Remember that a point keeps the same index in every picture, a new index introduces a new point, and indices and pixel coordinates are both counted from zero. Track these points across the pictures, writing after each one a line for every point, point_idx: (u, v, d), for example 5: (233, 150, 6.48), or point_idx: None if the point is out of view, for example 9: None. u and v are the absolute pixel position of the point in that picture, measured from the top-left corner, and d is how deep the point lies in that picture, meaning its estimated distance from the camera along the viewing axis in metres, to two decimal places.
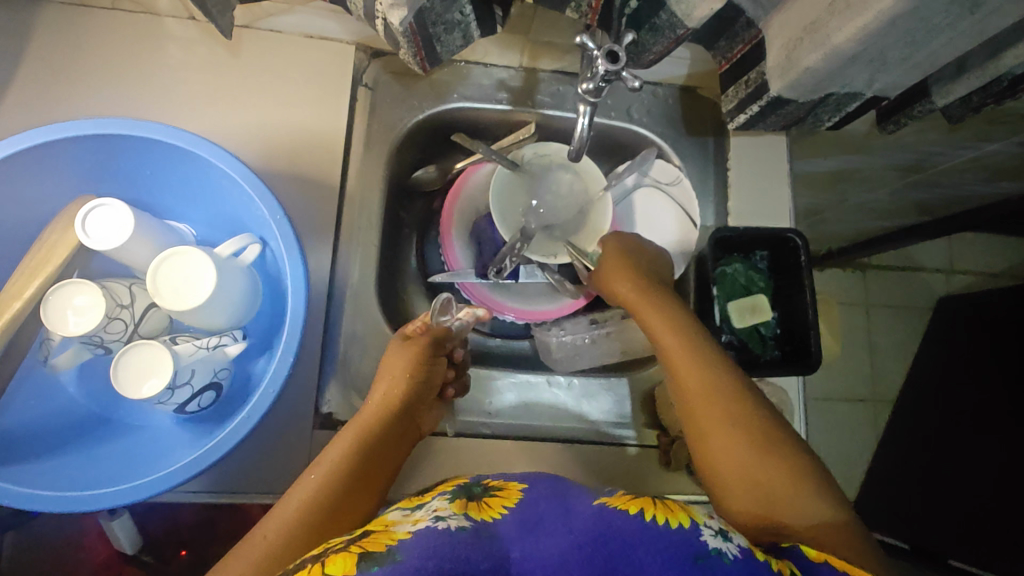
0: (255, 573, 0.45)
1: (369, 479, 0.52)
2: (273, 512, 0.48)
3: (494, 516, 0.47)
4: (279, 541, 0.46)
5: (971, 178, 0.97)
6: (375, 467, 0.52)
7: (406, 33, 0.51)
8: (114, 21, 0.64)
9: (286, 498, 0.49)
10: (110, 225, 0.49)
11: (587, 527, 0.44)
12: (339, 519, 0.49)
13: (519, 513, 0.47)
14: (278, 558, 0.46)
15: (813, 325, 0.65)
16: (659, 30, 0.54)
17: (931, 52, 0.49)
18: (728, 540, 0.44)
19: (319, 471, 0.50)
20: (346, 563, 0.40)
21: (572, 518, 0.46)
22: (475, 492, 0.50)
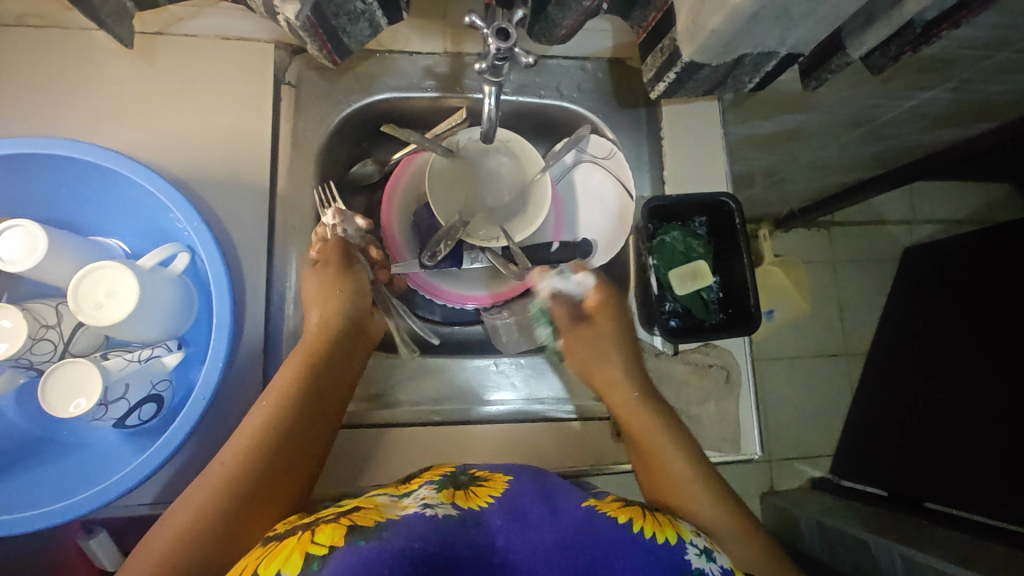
0: (212, 496, 0.51)
1: (320, 403, 0.58)
2: (230, 442, 0.54)
3: (480, 505, 0.48)
4: (232, 476, 0.52)
5: (914, 127, 0.99)
6: (323, 394, 0.58)
7: (306, 28, 0.51)
8: (21, 38, 0.62)
9: (236, 432, 0.55)
10: (22, 247, 0.49)
11: (573, 526, 0.46)
12: (292, 444, 0.55)
13: (506, 503, 0.49)
14: (235, 477, 0.52)
15: (751, 287, 0.66)
16: (565, 5, 0.54)
17: (834, 4, 0.49)
18: (711, 560, 0.47)
19: (264, 407, 0.55)
20: (335, 534, 0.42)
21: (559, 517, 0.48)
22: (462, 481, 0.52)
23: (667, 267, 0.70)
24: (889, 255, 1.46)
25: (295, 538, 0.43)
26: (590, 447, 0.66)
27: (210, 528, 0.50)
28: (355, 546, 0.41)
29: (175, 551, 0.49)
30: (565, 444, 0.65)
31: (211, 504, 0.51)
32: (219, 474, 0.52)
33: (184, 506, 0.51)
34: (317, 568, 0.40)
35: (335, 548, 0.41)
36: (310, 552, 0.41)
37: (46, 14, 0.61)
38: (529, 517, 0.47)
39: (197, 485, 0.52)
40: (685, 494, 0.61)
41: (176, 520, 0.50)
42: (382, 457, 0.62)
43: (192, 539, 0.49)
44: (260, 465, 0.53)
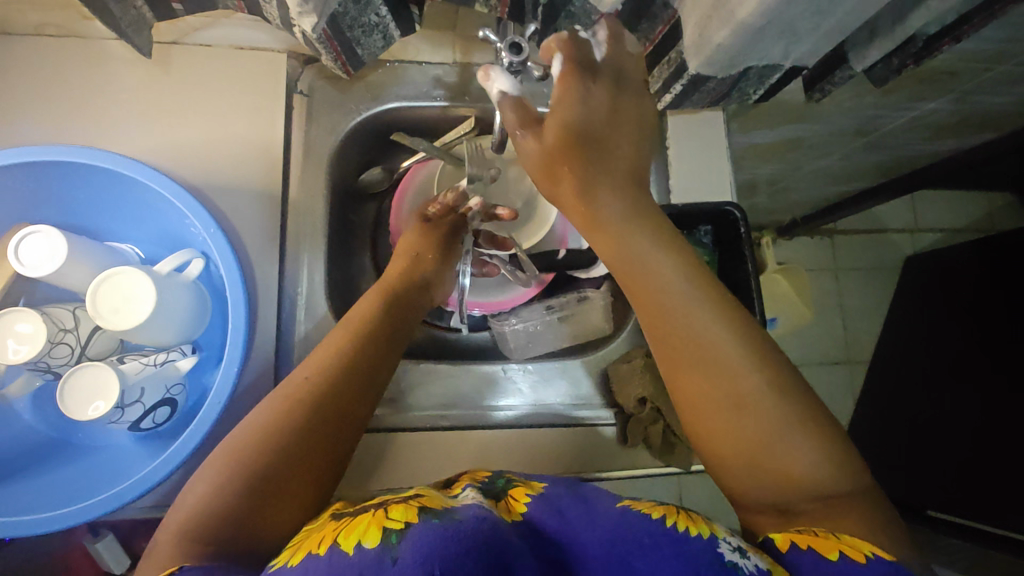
0: (300, 402, 0.50)
1: (389, 339, 0.58)
2: (303, 367, 0.54)
3: (519, 514, 0.49)
4: (307, 389, 0.51)
5: (916, 137, 1.00)
6: (394, 326, 0.60)
7: (321, 40, 0.52)
8: (39, 46, 0.63)
9: (309, 359, 0.54)
10: (42, 252, 0.50)
11: (610, 527, 0.46)
12: (366, 370, 0.55)
13: (547, 505, 0.49)
14: (320, 386, 0.51)
15: (757, 293, 0.67)
16: (574, 18, 0.55)
17: (837, 19, 0.50)
18: (746, 556, 0.42)
19: (339, 335, 0.56)
20: (408, 513, 0.43)
21: (595, 517, 0.47)
22: (499, 490, 0.52)
23: None
24: (891, 264, 1.47)
25: (369, 515, 0.43)
26: (594, 453, 0.67)
27: (289, 433, 0.48)
28: (431, 526, 0.41)
29: (266, 444, 0.47)
30: (570, 451, 0.66)
31: (283, 415, 0.49)
32: (291, 390, 0.51)
33: (266, 414, 0.49)
34: (397, 541, 0.40)
35: (411, 523, 0.41)
36: (387, 525, 0.41)
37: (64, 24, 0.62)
38: (569, 518, 0.47)
39: (276, 397, 0.50)
40: (712, 382, 0.49)
41: (245, 432, 0.48)
42: (391, 461, 0.63)
43: (282, 436, 0.47)
44: (336, 385, 0.52)
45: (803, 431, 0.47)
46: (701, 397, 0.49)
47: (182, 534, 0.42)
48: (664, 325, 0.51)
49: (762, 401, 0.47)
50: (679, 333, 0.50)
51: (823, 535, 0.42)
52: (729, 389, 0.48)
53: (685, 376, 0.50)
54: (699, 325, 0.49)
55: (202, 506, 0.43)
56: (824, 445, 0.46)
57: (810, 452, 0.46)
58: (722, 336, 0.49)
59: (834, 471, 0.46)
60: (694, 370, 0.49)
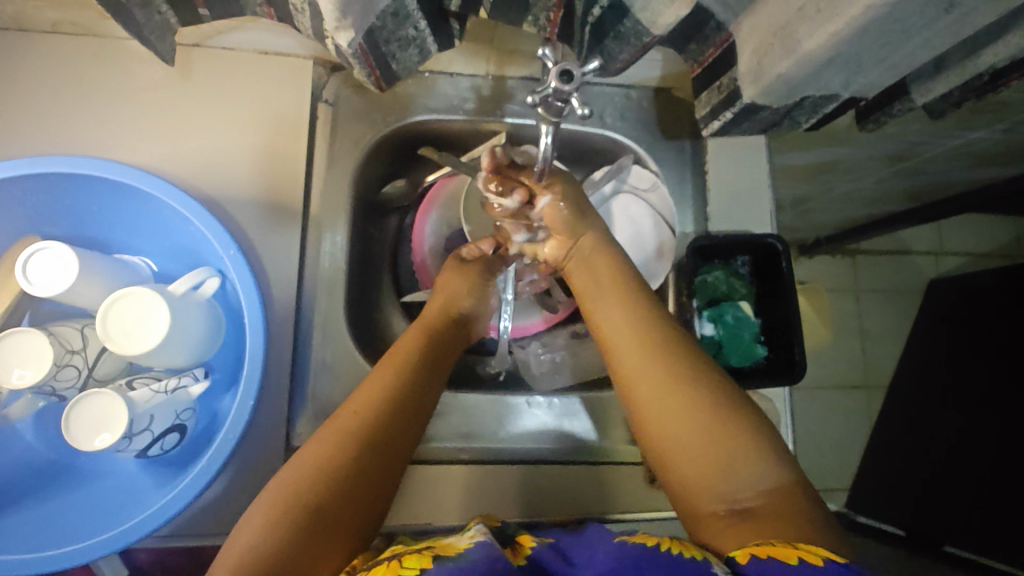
0: (349, 443, 0.47)
1: (437, 367, 0.55)
2: (351, 401, 0.51)
3: (525, 556, 0.45)
4: (360, 424, 0.48)
5: (957, 165, 0.95)
6: (440, 363, 0.56)
7: (356, 54, 0.51)
8: (55, 45, 0.60)
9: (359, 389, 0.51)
10: (52, 270, 0.47)
11: (610, 559, 0.42)
12: (415, 401, 0.52)
13: (550, 549, 0.46)
14: (371, 428, 0.48)
15: (797, 333, 0.63)
16: (623, 39, 0.52)
17: (908, 52, 0.47)
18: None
19: (388, 364, 0.53)
20: (421, 560, 0.41)
21: (594, 553, 0.44)
22: (509, 536, 0.49)
23: (705, 308, 0.67)
24: None
25: (382, 566, 0.41)
26: (619, 491, 0.64)
27: (337, 479, 0.45)
28: (444, 567, 0.40)
29: (309, 484, 0.44)
30: (593, 489, 0.64)
31: (335, 453, 0.46)
32: (344, 424, 0.48)
33: (315, 450, 0.47)
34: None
35: (427, 569, 0.39)
36: (402, 574, 0.39)
37: (83, 22, 0.59)
38: (573, 557, 0.44)
39: (326, 429, 0.48)
40: (636, 361, 0.50)
41: (298, 468, 0.46)
42: (406, 495, 0.60)
43: (329, 481, 0.45)
44: (388, 420, 0.49)
45: (746, 445, 0.45)
46: (650, 408, 0.48)
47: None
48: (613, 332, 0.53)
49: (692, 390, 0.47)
50: (625, 349, 0.51)
51: (776, 544, 0.39)
52: (674, 395, 0.47)
53: (633, 373, 0.50)
54: (637, 316, 0.52)
55: (249, 551, 0.41)
56: (777, 460, 0.44)
57: (754, 467, 0.44)
58: (659, 332, 0.51)
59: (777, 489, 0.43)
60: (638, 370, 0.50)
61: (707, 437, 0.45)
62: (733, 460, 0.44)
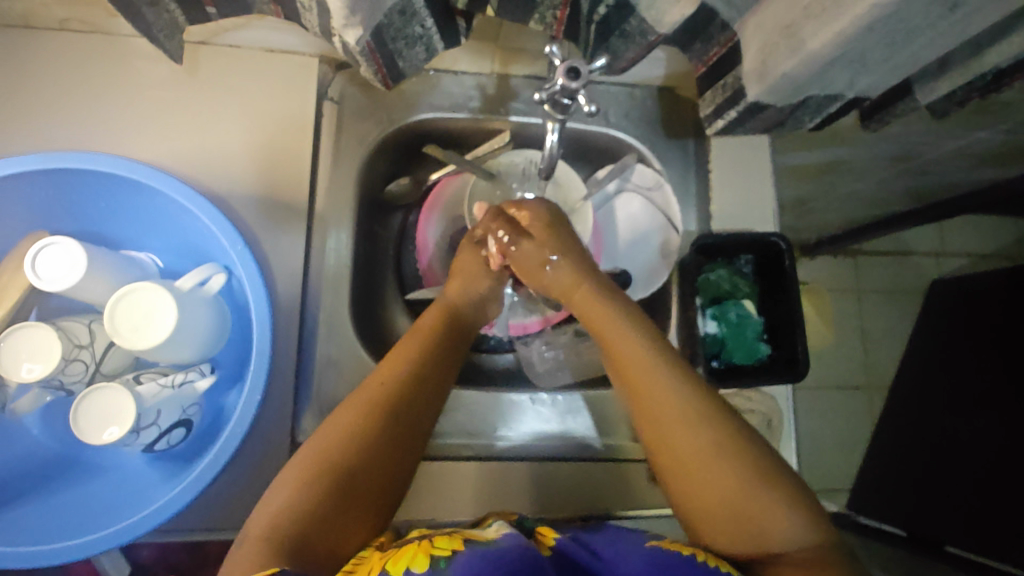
0: (378, 410, 0.48)
1: (454, 344, 0.57)
2: (377, 372, 0.52)
3: (551, 547, 0.45)
4: (388, 393, 0.49)
5: (960, 165, 0.95)
6: (456, 338, 0.58)
7: (363, 51, 0.51)
8: (62, 43, 0.61)
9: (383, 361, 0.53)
10: (60, 265, 0.47)
11: (645, 562, 0.42)
12: (437, 371, 0.53)
13: (577, 543, 0.46)
14: (399, 396, 0.49)
15: (801, 330, 0.63)
16: (629, 37, 0.53)
17: (912, 52, 0.47)
18: None
19: (412, 338, 0.55)
20: (453, 541, 0.42)
21: (627, 553, 0.44)
22: (529, 528, 0.50)
23: (709, 306, 0.67)
24: None
25: (413, 544, 0.42)
26: (622, 489, 0.64)
27: (366, 442, 0.46)
28: (476, 550, 0.41)
29: (341, 449, 0.45)
30: (595, 487, 0.64)
31: (364, 419, 0.47)
32: (370, 395, 0.49)
33: (345, 415, 0.48)
34: (447, 566, 0.39)
35: (457, 551, 0.41)
36: (434, 553, 0.41)
37: (90, 20, 0.60)
38: (601, 554, 0.44)
39: (354, 397, 0.49)
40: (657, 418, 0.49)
41: (329, 433, 0.47)
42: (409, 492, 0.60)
43: (360, 445, 0.46)
44: (413, 389, 0.51)
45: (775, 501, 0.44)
46: (670, 458, 0.48)
47: (268, 539, 0.41)
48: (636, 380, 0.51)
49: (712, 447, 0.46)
50: (646, 393, 0.50)
51: None
52: (706, 460, 0.46)
53: (655, 432, 0.49)
54: (651, 373, 0.50)
55: (285, 511, 0.42)
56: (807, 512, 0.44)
57: (786, 522, 0.44)
58: (675, 388, 0.49)
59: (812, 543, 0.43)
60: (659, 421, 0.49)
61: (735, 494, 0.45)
62: (770, 517, 0.44)
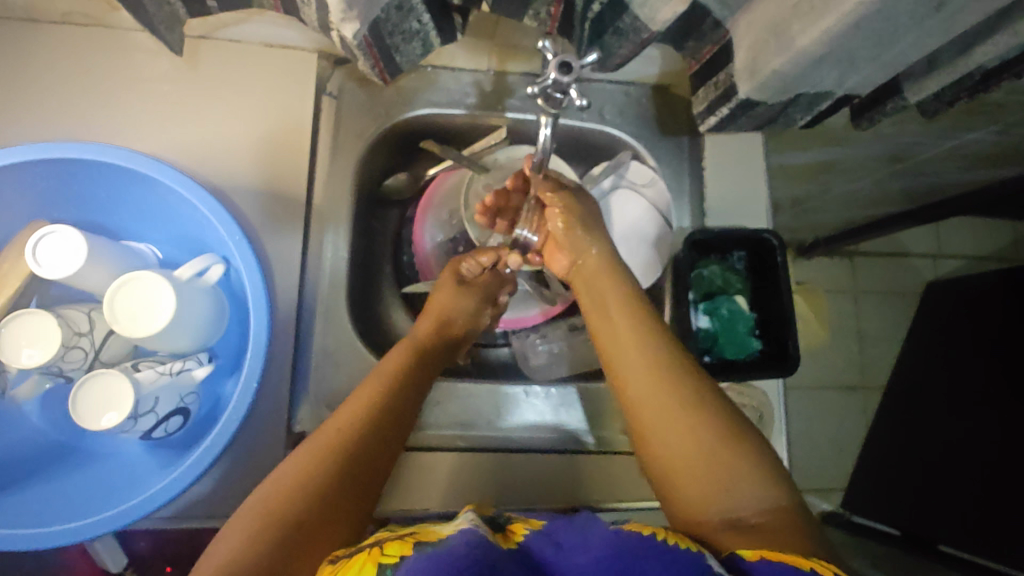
0: (330, 459, 0.48)
1: (416, 385, 0.57)
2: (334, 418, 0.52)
3: (517, 541, 0.45)
4: (338, 443, 0.49)
5: (954, 166, 0.96)
6: (420, 381, 0.58)
7: (360, 46, 0.52)
8: (64, 35, 0.61)
9: (340, 409, 0.53)
10: (61, 253, 0.48)
11: (606, 546, 0.43)
12: (393, 425, 0.53)
13: (543, 534, 0.46)
14: (353, 443, 0.50)
15: (792, 325, 0.64)
16: (623, 34, 0.53)
17: (900, 50, 0.48)
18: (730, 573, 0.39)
19: (372, 381, 0.55)
20: (403, 546, 0.42)
21: (589, 539, 0.44)
22: (501, 522, 0.49)
23: (700, 301, 0.69)
24: None
25: (363, 552, 0.42)
26: (614, 482, 0.65)
27: (317, 489, 0.46)
28: (425, 553, 0.41)
29: (290, 498, 0.45)
30: (588, 479, 0.64)
31: (317, 466, 0.48)
32: (324, 444, 0.49)
33: (296, 464, 0.48)
34: (392, 575, 0.39)
35: (405, 556, 0.40)
36: (381, 561, 0.40)
37: (92, 13, 0.60)
38: (564, 543, 0.45)
39: (308, 445, 0.49)
40: (633, 369, 0.51)
41: (278, 483, 0.47)
42: (405, 481, 0.61)
43: (309, 491, 0.46)
44: (365, 437, 0.51)
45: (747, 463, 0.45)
46: (640, 406, 0.50)
47: None
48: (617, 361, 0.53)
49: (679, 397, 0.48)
50: (623, 362, 0.52)
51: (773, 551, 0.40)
52: (674, 408, 0.48)
53: (629, 382, 0.51)
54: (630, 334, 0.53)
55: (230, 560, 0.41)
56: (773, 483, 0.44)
57: (755, 485, 0.44)
58: (650, 349, 0.51)
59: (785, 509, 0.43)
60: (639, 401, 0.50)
61: (698, 450, 0.46)
62: (734, 482, 0.44)
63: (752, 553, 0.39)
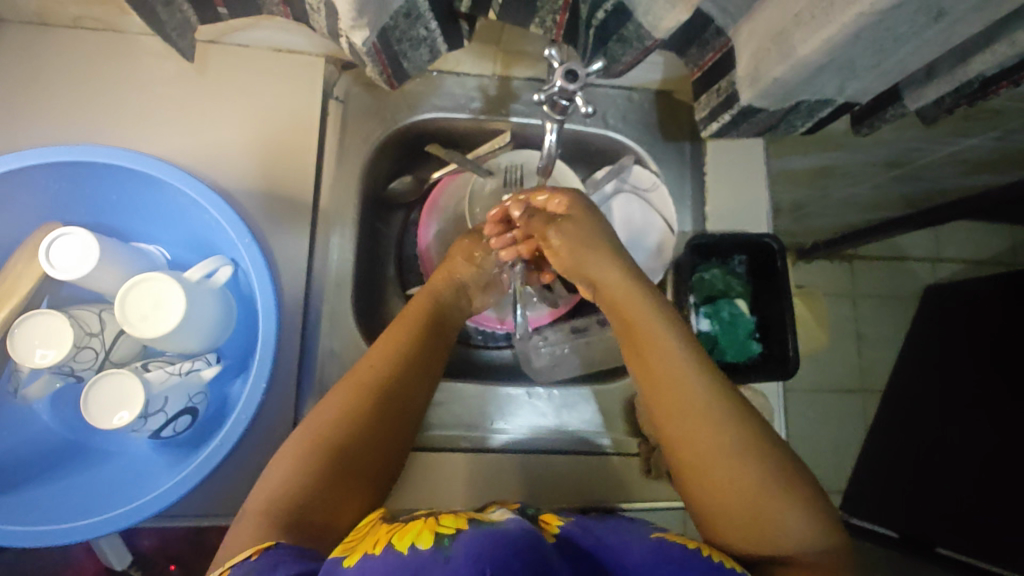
0: (366, 398, 0.50)
1: (437, 344, 0.58)
2: (367, 356, 0.54)
3: (555, 534, 0.46)
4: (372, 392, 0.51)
5: (952, 171, 0.97)
6: (440, 329, 0.60)
7: (369, 52, 0.53)
8: (76, 39, 0.62)
9: (373, 347, 0.55)
10: (74, 254, 0.49)
11: (649, 551, 0.44)
12: (422, 371, 0.55)
13: (581, 531, 0.47)
14: (386, 382, 0.52)
15: (791, 328, 0.65)
16: (627, 42, 0.54)
17: (900, 59, 0.49)
18: None
19: (399, 324, 0.57)
20: (458, 520, 0.43)
21: (631, 541, 0.45)
22: (532, 514, 0.50)
23: (703, 305, 0.68)
24: None
25: (419, 521, 0.43)
26: (616, 484, 0.65)
27: (355, 426, 0.49)
28: (479, 529, 0.42)
29: (333, 430, 0.48)
30: (593, 481, 0.65)
31: (356, 404, 0.50)
32: (360, 379, 0.51)
33: (336, 402, 0.50)
34: (450, 544, 0.40)
35: (461, 530, 0.42)
36: (439, 531, 0.42)
37: (104, 18, 0.61)
38: (605, 540, 0.45)
39: (345, 382, 0.52)
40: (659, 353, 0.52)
41: (321, 417, 0.49)
42: (408, 482, 0.62)
43: (348, 430, 0.48)
44: (393, 386, 0.52)
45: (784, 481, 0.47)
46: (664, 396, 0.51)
47: (267, 512, 0.44)
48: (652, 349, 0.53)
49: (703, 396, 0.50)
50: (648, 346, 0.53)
51: None
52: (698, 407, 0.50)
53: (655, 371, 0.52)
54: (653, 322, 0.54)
55: (285, 490, 0.45)
56: (812, 509, 0.46)
57: (800, 514, 0.46)
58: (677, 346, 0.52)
59: (825, 545, 0.46)
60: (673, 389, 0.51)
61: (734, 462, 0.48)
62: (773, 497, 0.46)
63: None
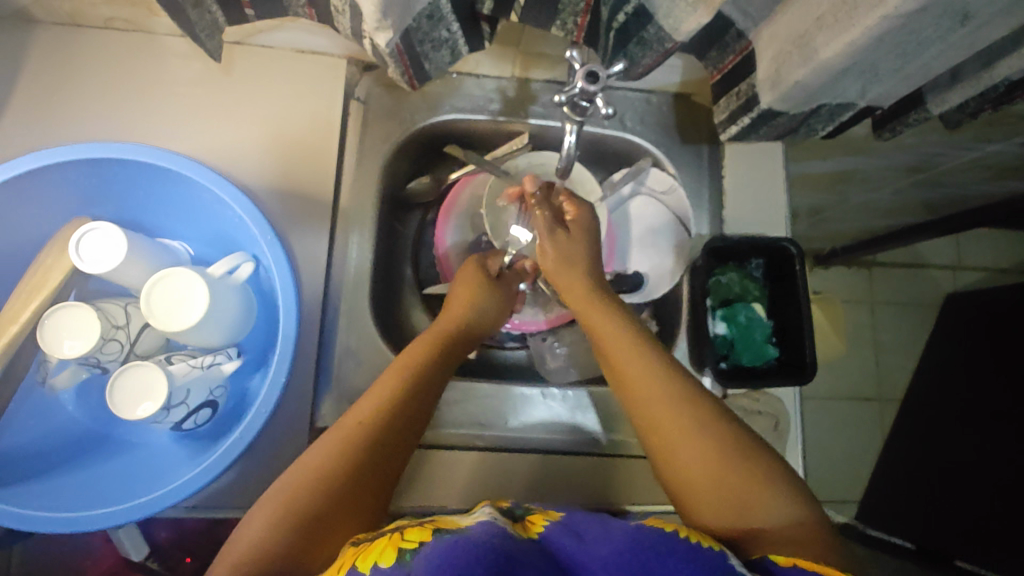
0: (347, 454, 0.49)
1: (435, 379, 0.56)
2: (357, 406, 0.53)
3: (537, 533, 0.47)
4: (362, 435, 0.50)
5: (975, 178, 0.95)
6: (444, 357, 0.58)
7: (392, 53, 0.53)
8: (107, 39, 0.64)
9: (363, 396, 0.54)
10: (102, 249, 0.50)
11: (629, 539, 0.44)
12: (411, 414, 0.53)
13: (564, 526, 0.47)
14: (370, 435, 0.50)
15: (808, 332, 0.64)
16: (647, 44, 0.55)
17: (924, 62, 0.48)
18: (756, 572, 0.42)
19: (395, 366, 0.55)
20: (423, 531, 0.44)
21: (612, 532, 0.46)
22: (518, 513, 0.50)
23: (719, 308, 0.69)
24: None
25: (385, 537, 0.44)
26: (628, 484, 0.66)
27: (335, 480, 0.48)
28: (442, 540, 0.43)
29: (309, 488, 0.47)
30: (606, 479, 0.66)
31: (334, 459, 0.49)
32: (344, 432, 0.50)
33: (318, 454, 0.49)
34: (412, 559, 0.41)
35: (425, 543, 0.43)
36: (402, 546, 0.43)
37: (134, 20, 0.63)
38: (585, 535, 0.46)
39: (331, 433, 0.51)
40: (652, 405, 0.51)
41: (300, 473, 0.49)
42: (422, 479, 0.63)
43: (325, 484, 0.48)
44: (382, 435, 0.51)
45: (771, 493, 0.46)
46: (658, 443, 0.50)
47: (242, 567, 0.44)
48: (638, 384, 0.52)
49: (689, 450, 0.49)
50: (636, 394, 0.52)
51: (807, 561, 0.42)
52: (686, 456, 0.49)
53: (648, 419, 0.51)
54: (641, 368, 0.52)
55: (260, 543, 0.45)
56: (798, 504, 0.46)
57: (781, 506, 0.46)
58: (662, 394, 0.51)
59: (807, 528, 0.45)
60: (666, 421, 0.50)
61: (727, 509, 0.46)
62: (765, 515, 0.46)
63: (784, 558, 0.42)
